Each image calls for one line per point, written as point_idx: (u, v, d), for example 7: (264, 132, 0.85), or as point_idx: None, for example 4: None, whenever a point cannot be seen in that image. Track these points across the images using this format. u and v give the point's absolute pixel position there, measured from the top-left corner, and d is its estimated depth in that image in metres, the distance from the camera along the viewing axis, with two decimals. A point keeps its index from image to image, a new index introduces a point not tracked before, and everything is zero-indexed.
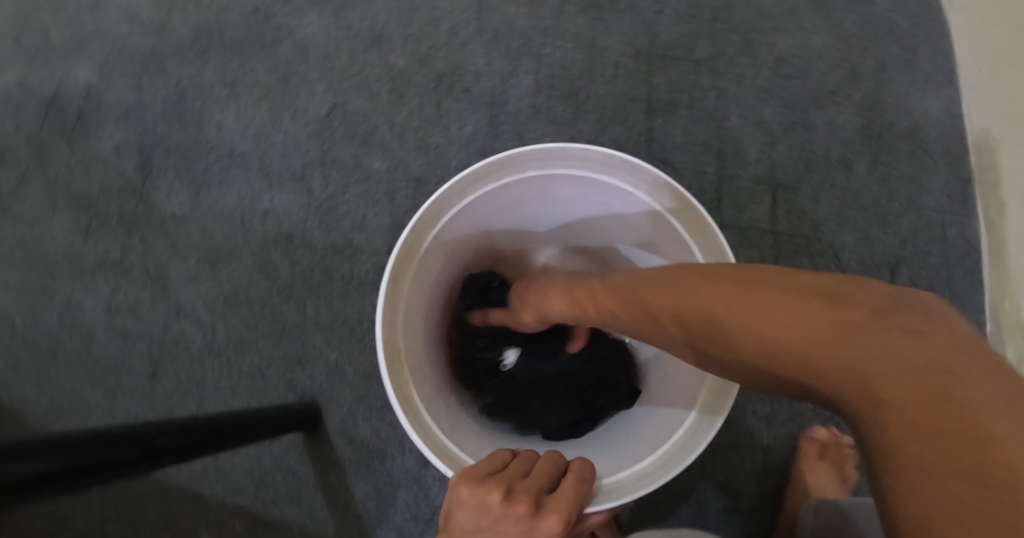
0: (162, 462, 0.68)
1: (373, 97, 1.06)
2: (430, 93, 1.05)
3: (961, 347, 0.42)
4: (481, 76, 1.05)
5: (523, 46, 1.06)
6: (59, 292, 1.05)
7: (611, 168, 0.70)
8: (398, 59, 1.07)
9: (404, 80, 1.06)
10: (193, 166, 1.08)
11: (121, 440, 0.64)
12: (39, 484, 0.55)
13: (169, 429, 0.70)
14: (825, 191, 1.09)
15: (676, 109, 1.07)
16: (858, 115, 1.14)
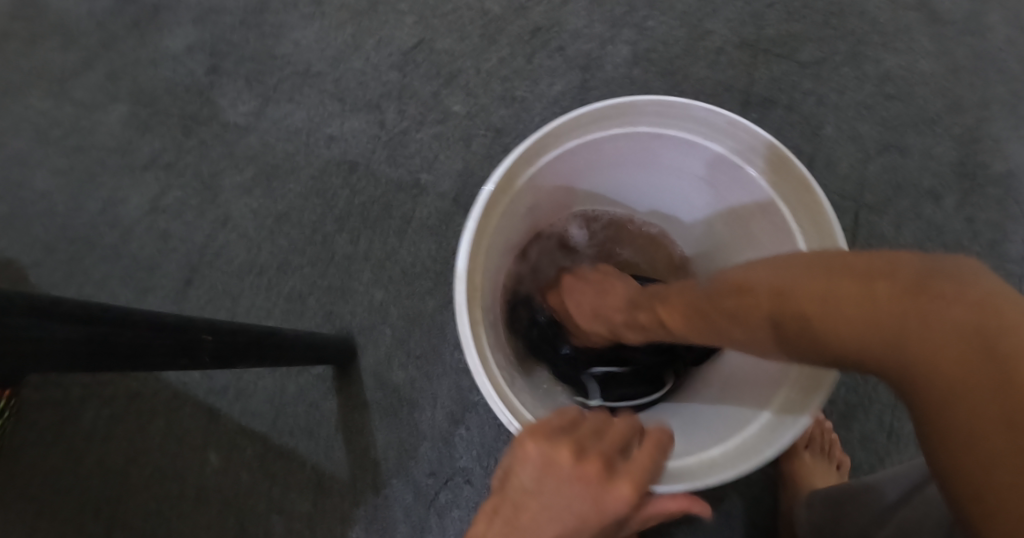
0: (203, 360, 0.64)
1: (463, 39, 1.01)
2: (522, 46, 1.00)
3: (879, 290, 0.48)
4: (578, 37, 1.01)
5: (626, 14, 1.02)
6: (106, 183, 1.01)
7: (728, 139, 0.66)
8: (492, 6, 1.02)
9: (497, 28, 1.01)
10: (264, 78, 1.03)
11: (171, 326, 0.59)
12: (84, 355, 0.51)
13: (219, 328, 0.65)
14: (910, 219, 1.04)
15: (773, 106, 1.01)
16: (953, 148, 1.09)
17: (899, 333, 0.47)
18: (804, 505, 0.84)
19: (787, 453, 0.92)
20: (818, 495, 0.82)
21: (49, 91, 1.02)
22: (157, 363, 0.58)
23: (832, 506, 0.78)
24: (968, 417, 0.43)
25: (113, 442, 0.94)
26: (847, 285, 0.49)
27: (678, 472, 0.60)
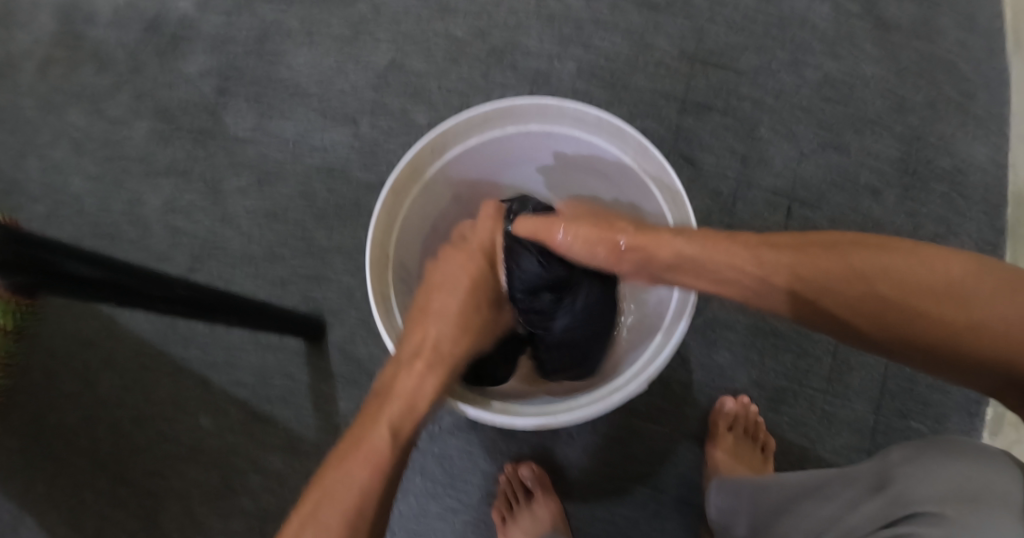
0: (173, 308, 0.77)
1: (430, 61, 1.14)
2: (480, 64, 1.13)
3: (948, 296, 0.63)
4: (530, 55, 1.12)
5: (574, 33, 1.13)
6: (129, 187, 1.17)
7: (602, 130, 0.82)
8: (457, 31, 1.14)
9: (459, 50, 1.13)
10: (262, 99, 1.16)
11: (151, 276, 0.73)
12: (77, 285, 0.65)
13: (191, 283, 0.79)
14: (845, 213, 1.11)
15: (709, 111, 1.11)
16: (896, 147, 1.14)
17: (865, 283, 0.66)
18: (714, 489, 0.90)
19: (711, 436, 0.98)
20: (728, 480, 0.88)
21: (86, 110, 1.20)
22: (133, 301, 0.72)
23: (735, 488, 0.85)
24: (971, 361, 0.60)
25: (125, 408, 1.09)
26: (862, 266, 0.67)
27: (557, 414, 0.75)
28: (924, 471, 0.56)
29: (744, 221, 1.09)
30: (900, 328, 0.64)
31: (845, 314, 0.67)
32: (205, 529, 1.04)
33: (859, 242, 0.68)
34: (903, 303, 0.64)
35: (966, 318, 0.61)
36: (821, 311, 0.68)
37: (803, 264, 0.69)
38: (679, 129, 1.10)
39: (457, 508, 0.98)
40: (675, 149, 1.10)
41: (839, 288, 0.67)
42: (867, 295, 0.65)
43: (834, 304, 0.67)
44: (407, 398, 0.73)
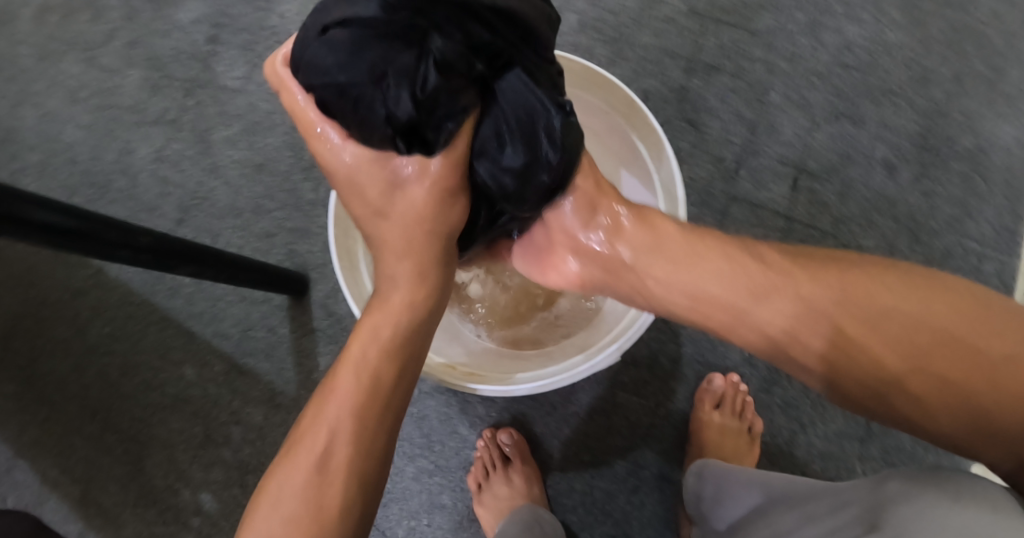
0: (140, 259, 0.74)
1: None
2: None
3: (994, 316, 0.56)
4: None
5: None
6: (121, 136, 1.15)
7: (588, 84, 0.81)
8: None
9: None
10: (256, 48, 1.13)
11: (114, 224, 0.70)
12: (35, 232, 0.63)
13: (158, 233, 0.76)
14: (857, 188, 1.05)
15: (717, 74, 1.07)
16: (914, 121, 1.08)
17: (931, 332, 0.56)
18: (693, 474, 0.89)
19: (696, 415, 0.95)
20: (706, 466, 0.87)
21: (80, 58, 1.18)
22: (96, 249, 0.69)
23: (715, 479, 0.83)
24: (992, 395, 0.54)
25: (111, 357, 1.09)
26: (898, 286, 0.59)
27: (521, 382, 0.77)
28: (928, 512, 0.51)
29: (747, 192, 1.04)
30: (936, 368, 0.55)
31: (878, 339, 0.58)
32: (187, 479, 1.07)
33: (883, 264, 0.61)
34: (947, 348, 0.55)
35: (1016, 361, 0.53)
36: (853, 344, 0.59)
37: (846, 288, 0.60)
38: (685, 92, 1.05)
39: (431, 470, 0.98)
40: (679, 112, 1.05)
41: (892, 328, 0.57)
42: (915, 328, 0.57)
43: (873, 339, 0.58)
44: (353, 365, 0.64)
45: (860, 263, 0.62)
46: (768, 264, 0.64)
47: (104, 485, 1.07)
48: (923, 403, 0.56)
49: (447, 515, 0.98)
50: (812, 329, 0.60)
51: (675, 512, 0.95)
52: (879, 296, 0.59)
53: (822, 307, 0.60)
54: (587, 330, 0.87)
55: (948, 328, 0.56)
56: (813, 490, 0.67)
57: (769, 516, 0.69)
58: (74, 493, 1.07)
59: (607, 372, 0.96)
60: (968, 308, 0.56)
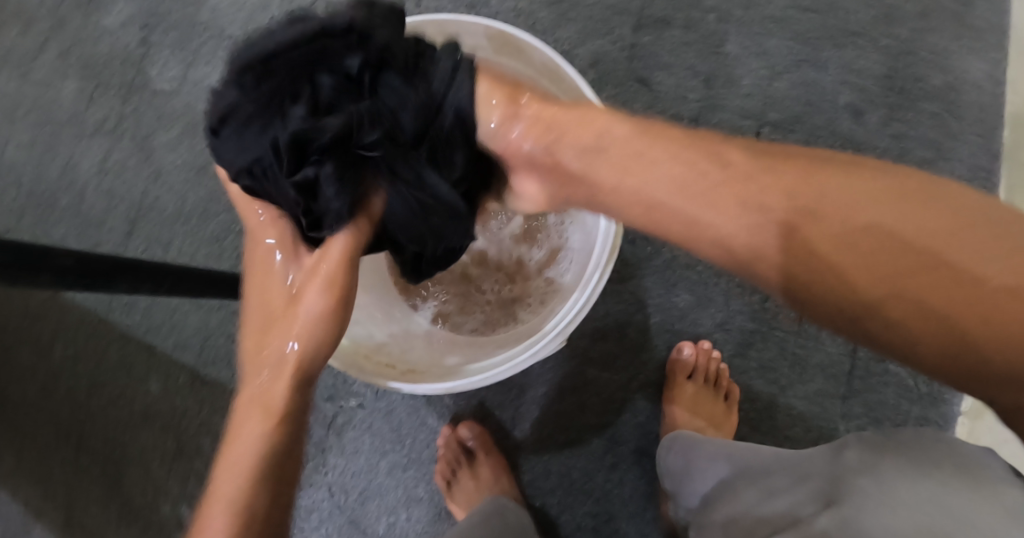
0: (67, 283, 0.71)
1: None
2: None
3: (973, 225, 0.50)
4: None
5: None
6: (61, 152, 1.10)
7: (507, 52, 0.79)
8: None
9: None
10: (187, 46, 1.08)
11: (31, 251, 0.67)
12: None
13: (81, 254, 0.72)
14: (821, 136, 1.01)
15: (668, 27, 1.01)
16: (880, 62, 1.03)
17: (895, 240, 0.51)
18: (661, 448, 0.87)
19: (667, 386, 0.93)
20: (676, 440, 0.84)
21: (13, 75, 1.14)
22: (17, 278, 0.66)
23: (685, 452, 0.80)
24: (950, 311, 0.49)
25: (75, 378, 1.07)
26: (868, 190, 0.53)
27: (469, 376, 0.73)
28: (885, 489, 0.52)
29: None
30: (897, 280, 0.50)
31: (831, 251, 0.53)
32: (166, 494, 1.05)
33: (851, 164, 0.56)
34: (916, 265, 0.50)
35: (979, 280, 0.48)
36: (803, 263, 0.54)
37: (807, 211, 0.54)
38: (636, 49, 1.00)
39: (403, 464, 0.96)
40: (629, 72, 1.00)
41: (848, 236, 0.53)
42: (867, 233, 0.52)
43: (824, 249, 0.53)
44: (246, 434, 0.61)
45: (829, 168, 0.56)
46: (717, 172, 0.59)
47: (86, 507, 1.05)
48: (891, 325, 0.51)
49: (425, 508, 0.96)
50: (761, 236, 0.56)
51: (656, 487, 0.93)
52: (847, 193, 0.54)
53: (769, 221, 0.56)
54: (540, 309, 0.82)
55: (914, 237, 0.51)
56: (776, 457, 0.67)
57: (734, 489, 0.68)
58: (58, 519, 1.06)
59: (573, 349, 0.93)
60: (944, 216, 0.51)
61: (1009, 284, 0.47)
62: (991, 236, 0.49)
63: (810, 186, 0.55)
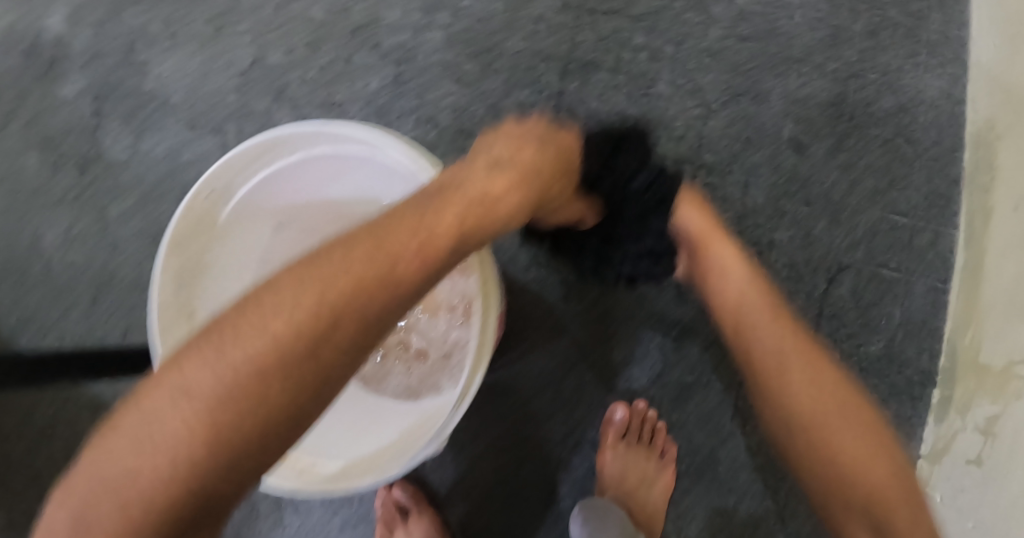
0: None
1: (291, 52, 1.07)
2: (342, 48, 1.05)
3: (867, 433, 0.75)
4: (393, 30, 1.06)
5: None
6: (27, 222, 1.13)
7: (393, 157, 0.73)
8: (317, 14, 1.08)
9: (321, 35, 1.07)
10: (136, 115, 1.12)
11: None
12: None
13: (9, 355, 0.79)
14: (762, 173, 0.95)
15: (597, 69, 1.00)
16: (825, 88, 0.97)
17: (812, 427, 0.75)
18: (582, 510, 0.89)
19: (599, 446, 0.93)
20: (596, 509, 0.87)
21: None
22: None
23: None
24: (846, 448, 0.74)
25: None
26: (788, 343, 0.79)
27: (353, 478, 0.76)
28: None
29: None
30: (806, 416, 0.76)
31: (770, 371, 0.79)
32: None
33: (813, 353, 0.79)
34: (823, 380, 0.78)
35: (852, 466, 0.73)
36: (727, 314, 0.83)
37: (742, 294, 0.82)
38: (571, 97, 1.00)
39: (353, 522, 0.98)
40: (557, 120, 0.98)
41: (766, 374, 0.79)
42: (796, 424, 0.76)
43: (768, 375, 0.79)
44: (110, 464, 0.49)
45: (793, 330, 0.80)
46: (740, 301, 0.82)
47: None
48: (798, 446, 0.77)
49: None
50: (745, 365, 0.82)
51: None
52: (776, 335, 0.79)
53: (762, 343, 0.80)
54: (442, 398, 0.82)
55: (836, 406, 0.76)
56: None
57: None
58: None
59: (511, 407, 0.94)
60: (865, 417, 0.76)
61: (869, 483, 0.72)
62: (865, 431, 0.75)
63: (752, 329, 0.81)
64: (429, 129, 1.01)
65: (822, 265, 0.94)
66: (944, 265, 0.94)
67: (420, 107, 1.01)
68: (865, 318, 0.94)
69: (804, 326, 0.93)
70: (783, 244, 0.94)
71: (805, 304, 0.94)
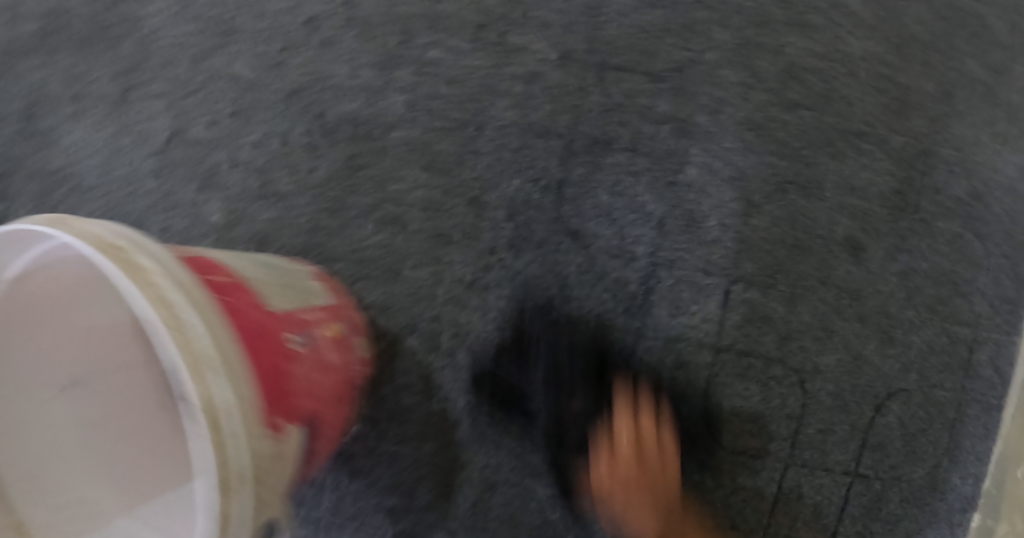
0: None
1: (216, 122, 0.89)
2: (278, 119, 0.87)
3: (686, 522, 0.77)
4: (342, 93, 0.86)
5: (402, 46, 0.86)
6: None
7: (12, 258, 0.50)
8: (243, 69, 0.89)
9: (252, 99, 0.88)
10: (45, 200, 0.93)
11: None
12: None
13: None
14: (809, 289, 0.81)
15: (609, 149, 0.81)
16: (891, 174, 0.82)
17: None
18: None
19: None
20: None
21: None
22: None
23: None
24: None
25: None
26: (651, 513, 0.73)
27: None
28: None
29: (660, 323, 0.80)
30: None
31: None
32: None
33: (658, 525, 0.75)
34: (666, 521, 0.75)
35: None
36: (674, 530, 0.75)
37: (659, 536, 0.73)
38: (587, 187, 0.81)
39: None
40: (561, 221, 0.81)
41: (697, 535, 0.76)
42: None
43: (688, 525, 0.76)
44: None
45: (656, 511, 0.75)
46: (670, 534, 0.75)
47: None
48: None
49: None
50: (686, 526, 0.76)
51: None
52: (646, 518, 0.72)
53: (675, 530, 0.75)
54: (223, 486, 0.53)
55: None
56: None
57: None
58: None
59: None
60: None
61: None
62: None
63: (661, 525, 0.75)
64: (395, 232, 0.81)
65: (869, 390, 0.83)
66: (1000, 380, 0.84)
67: (383, 200, 0.82)
68: (906, 448, 0.83)
69: (845, 460, 0.82)
70: (830, 369, 0.82)
71: (849, 434, 0.82)
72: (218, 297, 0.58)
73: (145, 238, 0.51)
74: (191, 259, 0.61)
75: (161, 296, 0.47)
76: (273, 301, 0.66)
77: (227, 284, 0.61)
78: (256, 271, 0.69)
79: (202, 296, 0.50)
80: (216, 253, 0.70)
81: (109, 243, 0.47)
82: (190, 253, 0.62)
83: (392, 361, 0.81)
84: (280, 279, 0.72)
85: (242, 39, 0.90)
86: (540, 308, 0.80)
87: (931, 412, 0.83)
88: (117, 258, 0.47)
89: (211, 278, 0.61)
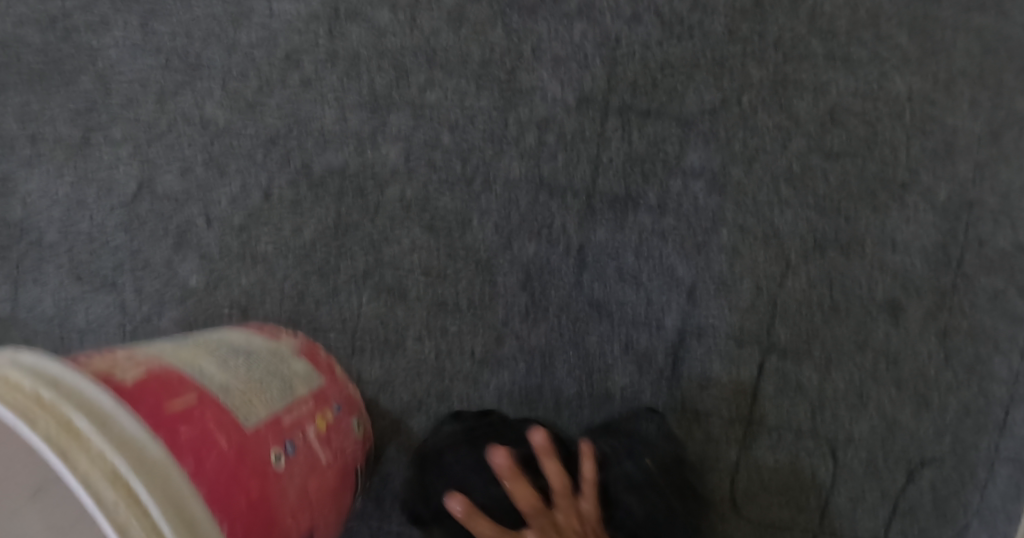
0: None
1: (187, 172, 0.80)
2: (257, 170, 0.79)
3: None
4: (327, 141, 0.78)
5: (394, 86, 0.77)
6: None
7: None
8: (214, 110, 0.80)
9: (227, 145, 0.80)
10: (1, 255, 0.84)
11: None
12: None
13: None
14: (845, 353, 0.75)
15: (631, 206, 0.75)
16: (933, 226, 0.75)
17: None
18: None
19: None
20: None
21: None
22: None
23: None
24: None
25: None
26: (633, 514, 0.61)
27: None
28: None
29: (689, 394, 0.75)
30: None
31: None
32: None
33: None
34: None
35: None
36: None
37: None
38: (612, 248, 0.75)
39: None
40: (584, 288, 0.75)
41: None
42: None
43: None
44: None
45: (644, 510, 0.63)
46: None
47: None
48: None
49: None
50: None
51: None
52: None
53: None
54: None
55: None
56: None
57: None
58: None
59: None
60: None
61: None
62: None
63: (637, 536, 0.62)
64: (394, 301, 0.76)
65: (902, 454, 0.76)
66: None
67: (378, 266, 0.76)
68: (937, 512, 0.76)
69: (874, 527, 0.76)
70: (863, 438, 0.76)
71: (879, 501, 0.76)
72: (184, 430, 0.49)
73: (81, 380, 0.45)
74: (151, 381, 0.51)
75: (100, 467, 0.41)
76: (253, 408, 0.56)
77: (196, 401, 0.52)
78: (230, 366, 0.59)
79: (145, 452, 0.44)
80: (187, 351, 0.59)
81: (33, 405, 0.42)
82: (154, 371, 0.53)
83: (394, 440, 0.76)
84: (261, 372, 0.61)
85: (212, 76, 0.80)
86: (558, 385, 0.75)
87: (966, 475, 0.76)
88: (41, 417, 0.42)
89: (178, 398, 0.51)
